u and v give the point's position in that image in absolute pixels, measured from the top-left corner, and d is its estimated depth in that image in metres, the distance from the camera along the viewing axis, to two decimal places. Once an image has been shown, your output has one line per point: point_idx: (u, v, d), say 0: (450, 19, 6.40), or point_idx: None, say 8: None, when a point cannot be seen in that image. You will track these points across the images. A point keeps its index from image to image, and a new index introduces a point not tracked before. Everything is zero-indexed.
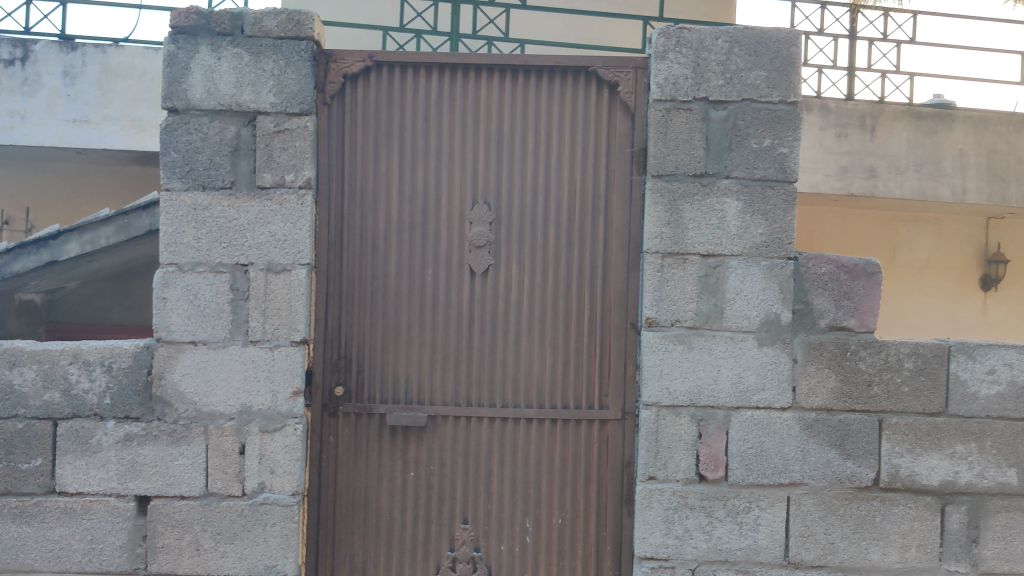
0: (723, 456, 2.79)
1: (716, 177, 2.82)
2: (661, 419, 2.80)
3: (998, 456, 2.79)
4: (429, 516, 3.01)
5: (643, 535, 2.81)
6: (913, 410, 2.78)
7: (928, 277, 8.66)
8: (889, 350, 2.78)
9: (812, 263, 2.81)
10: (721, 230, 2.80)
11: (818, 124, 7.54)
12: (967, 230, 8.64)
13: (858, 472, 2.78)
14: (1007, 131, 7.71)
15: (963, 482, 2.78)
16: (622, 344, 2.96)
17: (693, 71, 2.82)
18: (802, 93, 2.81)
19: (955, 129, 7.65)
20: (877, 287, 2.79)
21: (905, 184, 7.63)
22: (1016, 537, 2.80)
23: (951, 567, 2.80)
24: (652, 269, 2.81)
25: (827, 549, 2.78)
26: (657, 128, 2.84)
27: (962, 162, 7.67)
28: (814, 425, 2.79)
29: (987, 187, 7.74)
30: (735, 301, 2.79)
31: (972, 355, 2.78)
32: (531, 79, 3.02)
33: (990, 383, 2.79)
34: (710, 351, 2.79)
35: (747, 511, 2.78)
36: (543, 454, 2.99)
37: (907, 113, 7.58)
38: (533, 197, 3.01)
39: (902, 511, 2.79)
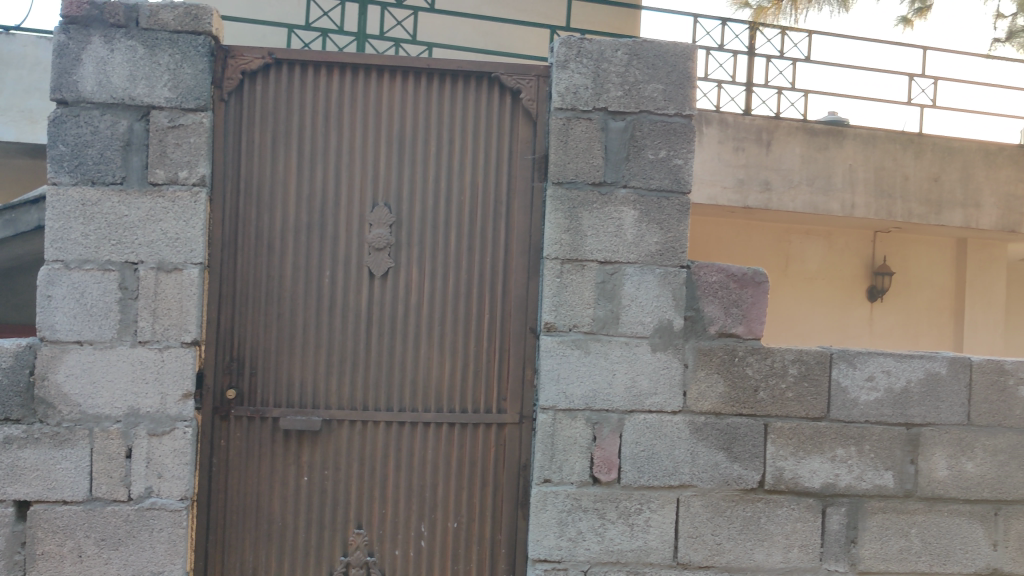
0: (616, 459, 2.85)
1: (614, 186, 2.88)
2: (557, 422, 2.85)
3: (876, 460, 2.90)
4: (323, 521, 2.98)
5: (537, 537, 2.84)
6: (797, 414, 2.89)
7: (818, 287, 9.00)
8: (775, 356, 2.88)
9: (703, 271, 2.90)
10: (618, 238, 2.86)
11: (717, 137, 7.75)
12: (855, 243, 9.03)
13: (744, 475, 2.87)
14: (894, 149, 8.09)
15: (843, 484, 2.90)
16: (521, 347, 3.00)
17: (592, 81, 2.88)
18: (696, 106, 2.89)
19: (846, 145, 7.98)
20: (764, 296, 2.89)
21: (798, 198, 7.91)
22: (892, 538, 2.91)
23: (831, 567, 2.91)
24: (551, 275, 2.85)
25: (714, 549, 2.87)
26: (557, 136, 2.88)
27: (851, 178, 8.00)
28: (703, 429, 2.87)
29: (875, 202, 8.09)
30: (631, 308, 2.85)
31: (852, 362, 2.90)
32: (433, 83, 3.02)
33: (869, 390, 2.90)
34: (605, 356, 2.85)
35: (638, 513, 2.84)
36: (440, 457, 2.99)
37: (801, 130, 7.87)
38: (434, 200, 3.01)
39: (785, 512, 2.89)
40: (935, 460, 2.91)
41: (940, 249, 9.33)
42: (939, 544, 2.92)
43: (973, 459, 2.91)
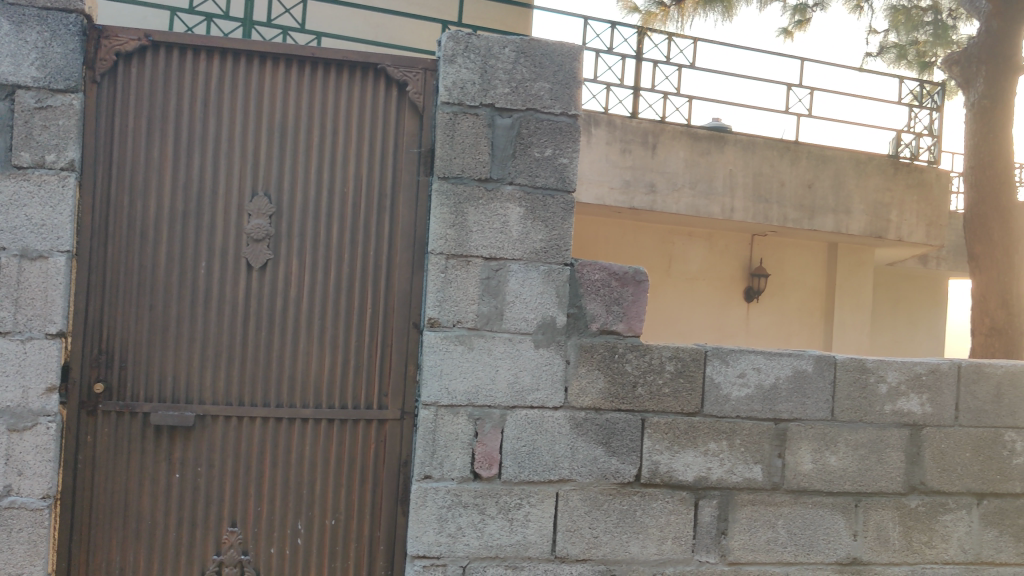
0: (497, 454, 2.86)
1: (500, 182, 2.88)
2: (439, 418, 2.84)
3: (746, 454, 3.01)
4: (195, 519, 2.89)
5: (416, 534, 2.83)
6: (672, 410, 2.96)
7: (698, 287, 9.24)
8: (653, 353, 2.95)
9: (586, 270, 2.94)
10: (503, 234, 2.87)
11: (605, 138, 7.88)
12: (734, 245, 9.34)
13: (621, 469, 2.93)
14: (771, 156, 8.41)
15: (715, 477, 2.99)
16: (404, 342, 2.98)
17: (480, 77, 2.88)
18: (581, 106, 2.93)
19: (726, 151, 8.25)
20: (644, 295, 2.96)
21: (681, 200, 8.12)
22: (760, 529, 3.02)
23: (702, 558, 2.99)
24: (436, 270, 2.84)
25: (591, 543, 2.92)
26: (444, 131, 2.87)
27: (731, 182, 8.27)
28: (583, 424, 2.91)
29: (753, 207, 8.38)
30: (515, 304, 2.87)
31: (725, 359, 2.99)
32: (318, 73, 2.97)
33: (741, 386, 3.00)
34: (488, 351, 2.85)
35: (518, 507, 2.86)
36: (318, 454, 2.94)
37: (685, 134, 8.10)
38: (316, 192, 2.96)
39: (660, 505, 2.96)
40: (801, 454, 3.03)
41: (812, 253, 9.75)
42: (804, 535, 3.04)
43: (836, 453, 3.05)
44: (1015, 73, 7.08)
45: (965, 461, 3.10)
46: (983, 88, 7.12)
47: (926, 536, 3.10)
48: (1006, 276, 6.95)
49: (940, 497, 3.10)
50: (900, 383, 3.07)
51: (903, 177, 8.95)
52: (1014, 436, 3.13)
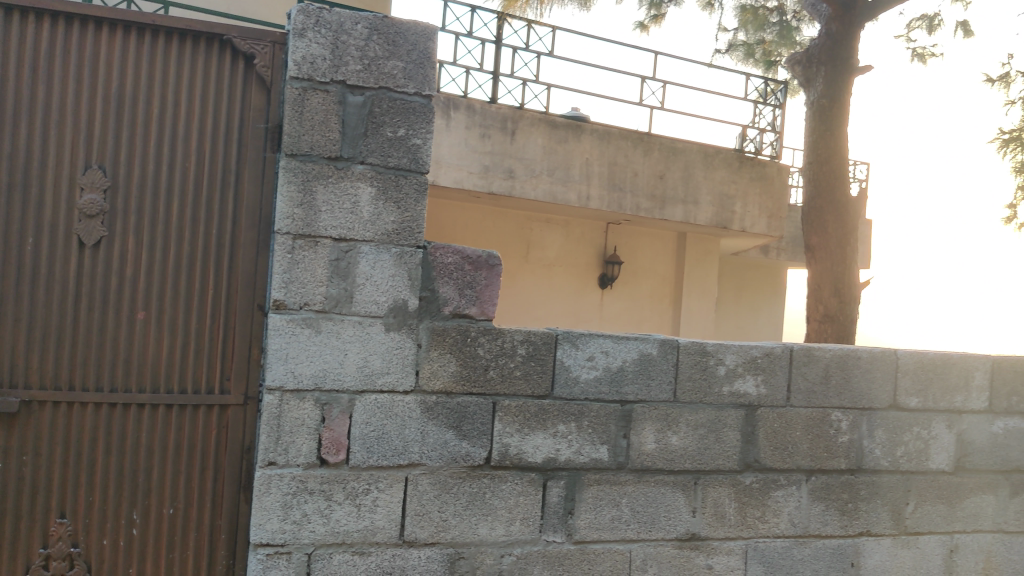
0: (345, 439, 2.80)
1: (351, 161, 2.81)
2: (284, 403, 2.76)
3: (593, 435, 3.06)
4: (20, 511, 2.71)
5: (259, 522, 2.73)
6: (523, 392, 2.98)
7: (555, 273, 9.37)
8: (505, 337, 2.95)
9: (439, 253, 2.91)
10: (354, 215, 2.80)
11: (464, 123, 7.85)
12: (589, 232, 9.53)
13: (471, 452, 2.93)
14: (625, 147, 8.62)
15: (563, 459, 3.02)
16: (247, 325, 2.88)
17: (331, 52, 2.80)
18: (435, 87, 2.89)
19: (583, 140, 8.39)
20: (496, 279, 2.97)
21: (538, 187, 8.20)
22: (605, 508, 3.07)
23: (549, 538, 3.01)
24: (282, 250, 2.75)
25: (440, 526, 2.90)
26: (292, 106, 2.78)
27: (587, 171, 8.42)
28: (434, 408, 2.89)
29: (608, 195, 8.55)
30: (365, 287, 2.81)
31: (575, 343, 3.03)
32: (159, 41, 2.82)
33: (589, 368, 3.05)
34: (337, 335, 2.79)
35: (366, 493, 2.82)
36: (155, 441, 2.81)
37: (543, 122, 8.18)
38: (156, 166, 2.81)
39: (509, 486, 2.97)
40: (645, 434, 3.11)
41: (662, 242, 10.06)
42: (646, 512, 3.12)
43: (677, 433, 3.14)
44: (850, 75, 7.49)
45: (796, 440, 3.26)
46: (822, 87, 7.50)
47: (759, 511, 3.23)
48: (839, 266, 7.37)
49: (773, 474, 3.26)
50: (738, 365, 3.20)
51: (748, 170, 9.34)
52: (840, 415, 3.31)
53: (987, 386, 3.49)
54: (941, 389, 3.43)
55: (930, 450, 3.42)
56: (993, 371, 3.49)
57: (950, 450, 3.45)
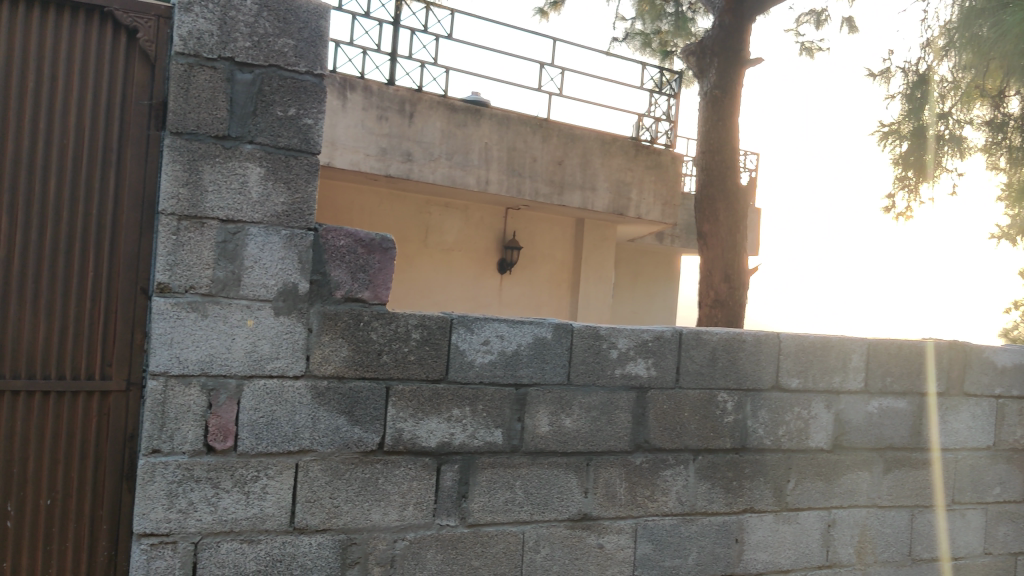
0: (233, 426, 2.74)
1: (239, 141, 2.74)
2: (169, 389, 2.67)
3: (487, 419, 3.06)
4: None
5: (142, 511, 2.65)
6: (417, 377, 2.96)
7: (453, 258, 9.34)
8: (398, 321, 2.93)
9: (331, 235, 2.87)
10: (242, 196, 2.73)
11: (361, 104, 7.74)
12: (488, 217, 9.53)
13: (364, 437, 2.90)
14: (524, 132, 8.65)
15: (457, 442, 3.02)
16: (130, 309, 2.78)
17: (218, 28, 2.72)
18: (327, 67, 2.84)
19: (481, 124, 8.39)
20: (390, 262, 2.94)
21: (437, 170, 8.16)
22: (499, 491, 3.08)
23: (442, 522, 3.01)
24: (166, 231, 2.66)
25: (331, 512, 2.86)
26: (177, 83, 2.69)
27: (485, 155, 8.42)
28: (325, 393, 2.85)
29: (506, 180, 8.57)
30: (253, 270, 2.75)
31: (470, 327, 3.03)
32: (34, 11, 2.68)
33: (484, 352, 3.06)
34: (224, 319, 2.72)
35: (255, 480, 2.76)
36: (31, 429, 2.68)
37: (441, 105, 8.14)
38: (31, 142, 2.68)
39: (402, 471, 2.96)
40: (539, 417, 3.13)
41: (560, 228, 10.15)
42: (540, 494, 3.14)
43: (570, 415, 3.18)
44: (742, 67, 7.69)
45: (684, 420, 3.35)
46: (715, 78, 7.67)
47: (648, 491, 3.31)
48: (730, 252, 7.59)
49: (662, 454, 3.33)
50: (630, 349, 3.26)
51: (644, 158, 9.50)
52: (726, 396, 3.42)
53: (863, 367, 3.65)
54: (820, 370, 3.58)
55: (810, 429, 3.56)
56: (870, 352, 3.65)
57: (828, 429, 3.60)
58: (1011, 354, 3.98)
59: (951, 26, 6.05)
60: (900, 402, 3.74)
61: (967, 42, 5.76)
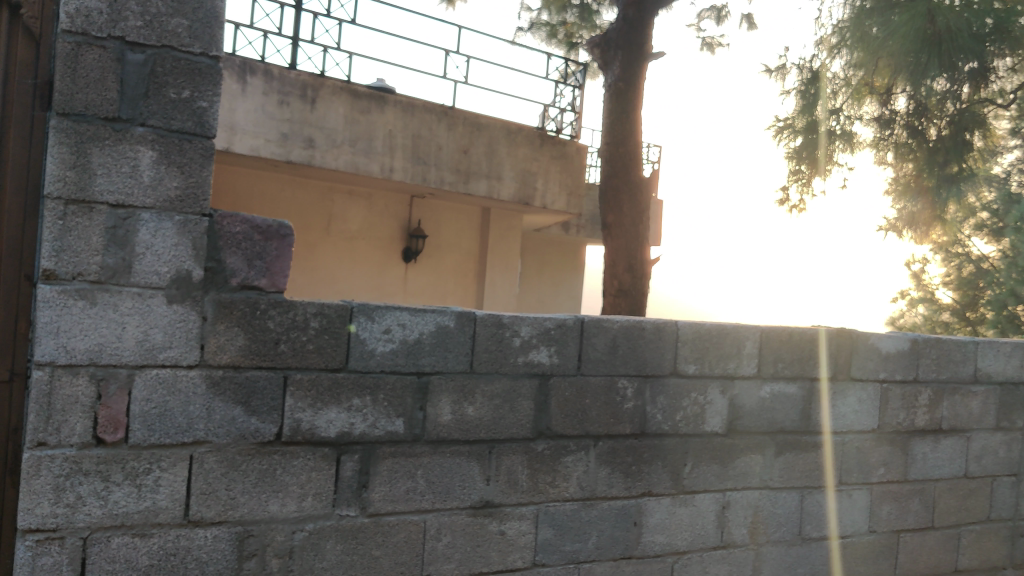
0: (124, 417, 2.66)
1: (130, 123, 2.64)
2: (55, 379, 2.57)
3: (388, 408, 3.04)
4: None
5: (28, 506, 2.55)
6: (316, 365, 2.92)
7: (358, 246, 9.23)
8: (296, 309, 2.88)
9: (226, 221, 2.81)
10: (133, 180, 2.64)
11: (262, 88, 7.59)
12: (392, 205, 9.45)
13: (261, 428, 2.84)
14: (429, 120, 8.61)
15: (357, 432, 2.99)
16: (13, 296, 2.66)
17: (108, 6, 2.62)
18: (223, 49, 2.76)
19: (386, 111, 8.31)
20: (288, 249, 2.90)
21: (340, 157, 8.05)
22: (400, 480, 3.07)
23: (343, 512, 2.98)
24: (52, 216, 2.56)
25: (228, 504, 2.80)
26: (63, 62, 2.58)
27: (390, 143, 8.34)
28: (221, 383, 2.78)
29: (411, 168, 8.51)
30: (145, 257, 2.67)
31: (371, 316, 3.00)
32: None
33: (385, 341, 3.04)
34: (114, 307, 2.63)
35: (147, 472, 2.68)
36: None
37: (344, 91, 8.04)
38: None
39: (301, 462, 2.91)
40: (441, 405, 3.13)
41: (466, 217, 10.14)
42: (441, 483, 3.14)
43: (472, 403, 3.19)
44: (644, 59, 7.81)
45: (585, 407, 3.40)
46: (619, 70, 7.77)
47: (550, 477, 3.34)
48: (632, 242, 7.72)
49: (563, 440, 3.37)
50: (532, 337, 3.29)
51: (549, 148, 9.56)
52: (626, 382, 3.48)
53: (756, 353, 3.77)
54: (716, 356, 3.67)
55: (705, 414, 3.66)
56: (762, 339, 3.77)
57: (723, 413, 3.70)
58: (894, 340, 4.16)
59: (843, 25, 6.27)
60: (791, 386, 3.87)
61: (857, 41, 5.97)
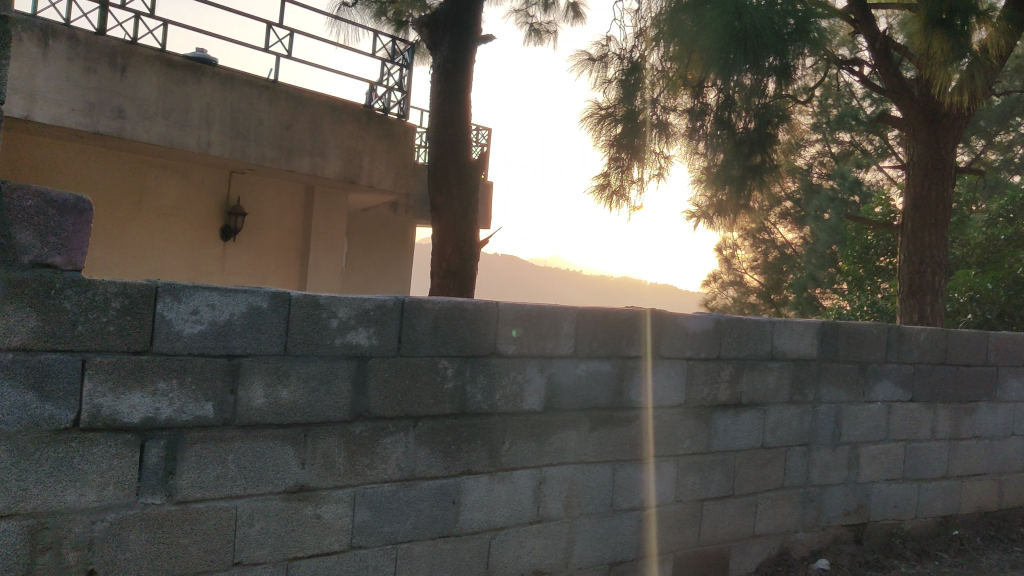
0: None
1: None
2: None
3: (197, 391, 2.93)
4: None
5: None
6: (117, 348, 2.77)
7: (172, 223, 8.81)
8: (96, 289, 2.72)
9: (17, 195, 2.61)
10: None
11: (65, 53, 7.13)
12: (211, 181, 9.09)
13: (56, 415, 2.66)
14: (250, 94, 8.33)
15: (162, 417, 2.86)
16: None
17: None
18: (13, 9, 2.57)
19: (203, 83, 7.97)
20: (86, 225, 2.74)
21: (153, 129, 7.64)
22: (209, 465, 2.95)
23: (147, 500, 2.84)
24: None
25: (18, 497, 2.60)
26: None
27: (207, 116, 8.01)
28: (10, 367, 2.59)
29: (230, 142, 8.20)
30: None
31: (177, 296, 2.88)
32: None
33: (193, 323, 2.92)
34: None
35: None
36: None
37: (157, 61, 7.67)
38: None
39: (102, 449, 2.75)
40: (253, 388, 3.04)
41: (288, 194, 9.89)
42: (254, 468, 3.05)
43: (286, 386, 3.12)
44: (472, 42, 7.86)
45: (404, 388, 3.40)
46: (448, 52, 7.78)
47: (367, 459, 3.32)
48: (459, 223, 7.75)
49: (382, 422, 3.36)
50: (349, 318, 3.26)
51: (375, 127, 9.46)
52: (446, 363, 3.51)
53: (573, 333, 3.90)
54: (534, 336, 3.77)
55: (523, 392, 3.75)
56: (578, 320, 3.91)
57: (540, 391, 3.81)
58: (700, 321, 4.39)
59: (660, 18, 6.53)
60: (605, 364, 4.02)
61: (672, 32, 6.24)
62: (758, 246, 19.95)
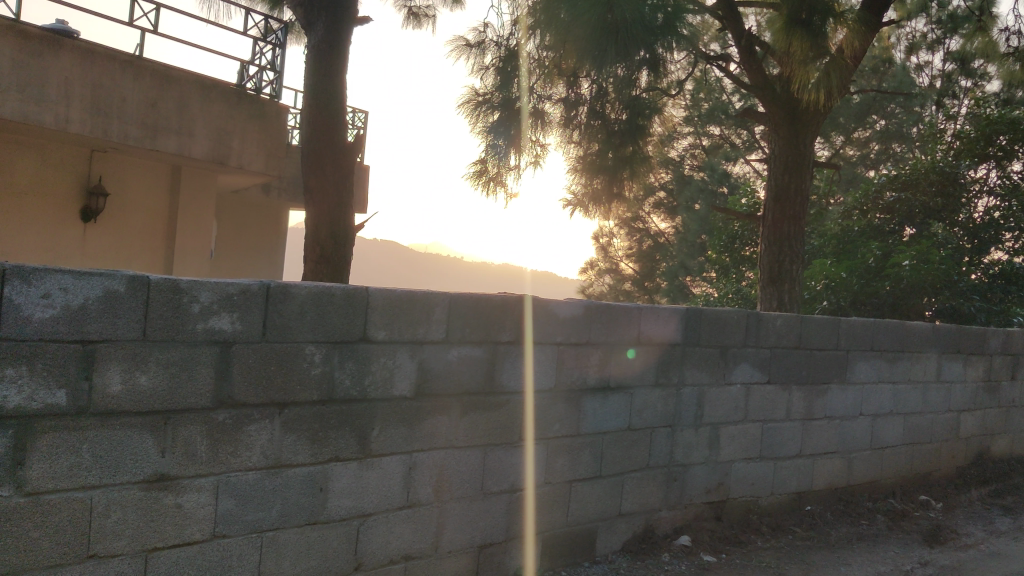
0: None
1: None
2: None
3: (48, 378, 2.80)
4: None
5: None
6: None
7: (28, 203, 8.37)
8: None
9: None
10: None
11: None
12: (70, 159, 8.68)
13: None
14: (112, 69, 7.97)
15: (11, 406, 2.72)
16: None
17: None
18: None
19: (61, 56, 7.58)
20: None
21: (5, 103, 7.22)
22: (62, 455, 2.83)
23: None
24: None
25: None
26: None
27: (66, 91, 7.62)
28: None
29: (91, 119, 7.83)
30: None
31: (27, 279, 2.74)
32: None
33: (45, 307, 2.79)
34: None
35: None
36: None
37: (11, 31, 7.25)
38: None
39: None
40: (109, 375, 2.93)
41: (155, 174, 9.53)
42: (110, 457, 2.94)
43: (145, 372, 3.02)
44: (347, 24, 7.74)
45: (268, 374, 3.35)
46: (323, 33, 7.65)
47: (231, 446, 3.25)
48: (333, 207, 7.64)
49: (246, 408, 3.30)
50: (212, 303, 3.18)
51: (246, 107, 9.21)
52: (313, 349, 3.48)
53: (444, 319, 3.92)
54: (404, 322, 3.78)
55: (393, 378, 3.75)
56: (450, 306, 3.93)
57: (410, 377, 3.81)
58: (570, 307, 4.49)
59: (536, 6, 6.56)
60: (476, 350, 4.06)
61: (547, 22, 6.30)
62: (633, 235, 20.45)
